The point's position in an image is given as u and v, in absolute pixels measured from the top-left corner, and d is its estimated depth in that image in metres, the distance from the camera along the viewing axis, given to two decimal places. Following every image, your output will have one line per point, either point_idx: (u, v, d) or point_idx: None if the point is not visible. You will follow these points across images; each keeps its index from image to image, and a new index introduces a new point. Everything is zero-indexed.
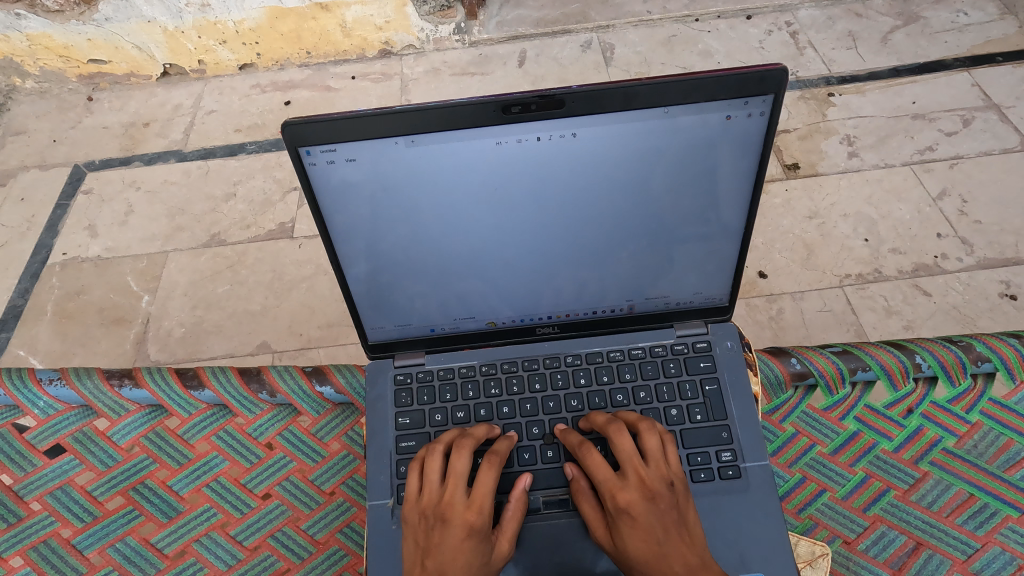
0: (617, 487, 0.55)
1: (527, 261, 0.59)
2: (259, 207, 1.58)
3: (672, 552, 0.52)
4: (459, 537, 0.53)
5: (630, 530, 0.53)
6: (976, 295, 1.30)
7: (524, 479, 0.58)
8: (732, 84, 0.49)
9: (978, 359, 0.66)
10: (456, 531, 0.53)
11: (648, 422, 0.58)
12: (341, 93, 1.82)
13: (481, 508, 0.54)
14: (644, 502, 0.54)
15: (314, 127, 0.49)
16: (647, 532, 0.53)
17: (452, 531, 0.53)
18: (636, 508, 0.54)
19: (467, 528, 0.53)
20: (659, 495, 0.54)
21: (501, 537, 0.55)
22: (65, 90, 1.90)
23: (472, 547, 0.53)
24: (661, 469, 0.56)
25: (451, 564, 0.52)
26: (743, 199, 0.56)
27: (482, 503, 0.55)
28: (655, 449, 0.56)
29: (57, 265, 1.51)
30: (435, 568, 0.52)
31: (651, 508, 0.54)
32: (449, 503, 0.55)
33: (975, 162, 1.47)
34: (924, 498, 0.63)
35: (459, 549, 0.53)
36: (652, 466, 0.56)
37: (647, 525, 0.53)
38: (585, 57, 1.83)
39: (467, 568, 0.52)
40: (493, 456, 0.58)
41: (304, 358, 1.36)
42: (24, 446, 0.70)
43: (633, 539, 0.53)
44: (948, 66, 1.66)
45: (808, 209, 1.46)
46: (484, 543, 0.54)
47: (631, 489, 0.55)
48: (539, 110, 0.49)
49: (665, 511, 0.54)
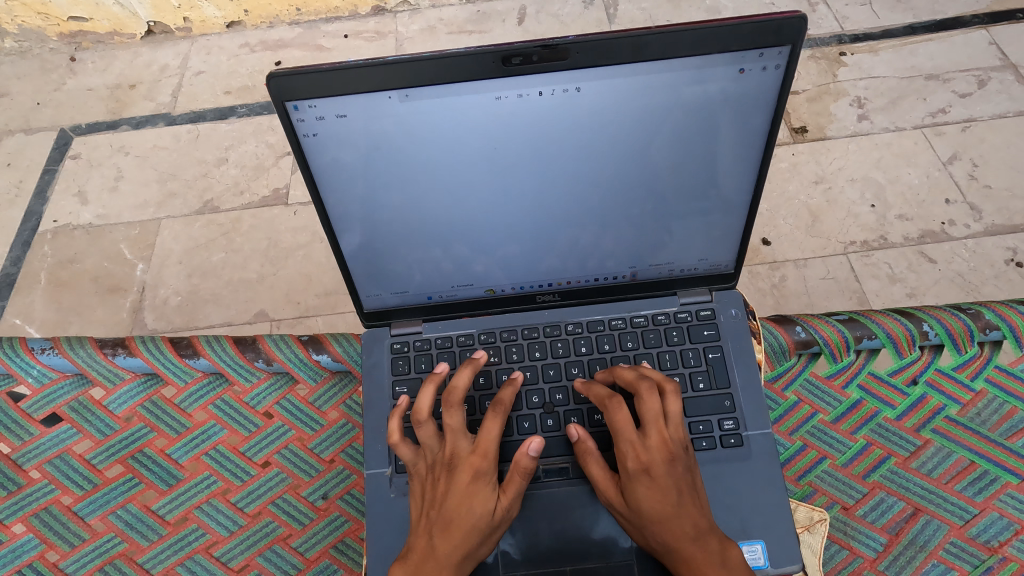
0: (637, 448, 0.53)
1: (527, 226, 0.57)
2: (252, 172, 1.55)
3: (685, 513, 0.51)
4: (465, 483, 0.53)
5: (647, 489, 0.52)
6: (982, 263, 1.28)
7: (531, 443, 0.54)
8: (748, 34, 0.46)
9: (986, 327, 0.65)
10: (462, 477, 0.53)
11: (673, 384, 0.56)
12: (333, 52, 1.75)
13: (487, 454, 0.54)
14: (664, 463, 0.53)
15: (301, 79, 0.46)
16: (664, 493, 0.51)
17: (460, 477, 0.54)
18: (656, 469, 0.52)
19: (474, 473, 0.54)
20: (678, 456, 0.53)
21: (504, 493, 0.54)
22: (46, 50, 1.82)
23: (480, 491, 0.53)
24: (679, 432, 0.54)
25: (456, 511, 0.52)
26: (752, 164, 0.54)
27: (488, 448, 0.55)
28: (674, 412, 0.55)
29: (48, 232, 1.48)
30: (440, 518, 0.52)
31: (670, 469, 0.52)
32: (454, 454, 0.55)
33: (989, 125, 1.42)
34: (924, 465, 0.63)
35: (466, 494, 0.53)
36: (673, 426, 0.54)
37: (664, 486, 0.52)
38: (587, 15, 1.75)
39: (470, 516, 0.52)
40: (498, 405, 0.57)
41: (302, 327, 1.35)
42: (20, 414, 0.69)
43: (648, 499, 0.51)
44: (966, 23, 1.59)
45: (815, 173, 1.43)
46: (489, 491, 0.53)
47: (652, 449, 0.53)
48: (541, 62, 0.46)
49: (681, 473, 0.53)
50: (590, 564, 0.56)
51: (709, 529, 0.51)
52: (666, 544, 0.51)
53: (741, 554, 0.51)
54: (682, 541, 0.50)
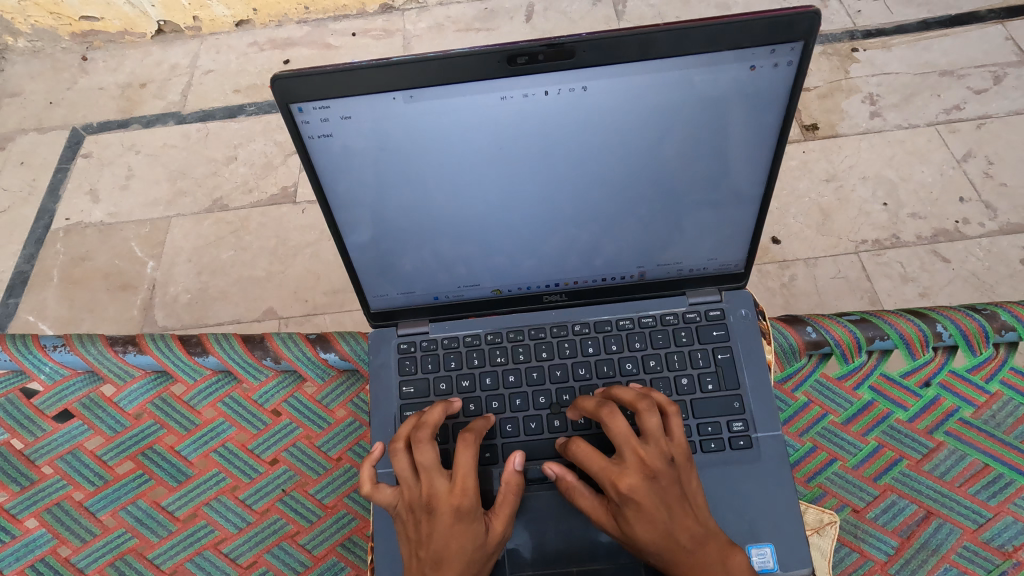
0: (616, 472, 0.51)
1: (533, 224, 0.56)
2: (261, 170, 1.55)
3: (677, 527, 0.50)
4: (448, 522, 0.51)
5: (635, 512, 0.50)
6: (997, 262, 1.26)
7: (515, 457, 0.55)
8: (759, 30, 0.45)
9: (1002, 328, 0.64)
10: (443, 518, 0.51)
11: (645, 401, 0.53)
12: (341, 51, 1.75)
13: (466, 490, 0.52)
14: (645, 483, 0.50)
15: (306, 81, 0.46)
16: (651, 514, 0.50)
17: (441, 518, 0.51)
18: (639, 492, 0.50)
19: (454, 511, 0.51)
20: (660, 473, 0.51)
21: (495, 516, 0.54)
22: (58, 50, 1.84)
23: (463, 529, 0.51)
24: (659, 446, 0.52)
25: (445, 550, 0.50)
26: (763, 162, 0.53)
27: (466, 483, 0.52)
28: (652, 428, 0.52)
29: (60, 230, 1.50)
30: (430, 558, 0.51)
31: (653, 488, 0.50)
32: (431, 495, 0.52)
33: (1005, 122, 1.40)
34: (937, 468, 0.62)
35: (450, 534, 0.51)
36: (651, 444, 0.52)
37: (650, 507, 0.50)
38: (596, 12, 1.74)
39: (461, 552, 0.51)
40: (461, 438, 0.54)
41: (310, 325, 1.36)
42: (32, 411, 0.70)
43: (637, 523, 0.50)
44: (982, 18, 1.56)
45: (826, 171, 1.41)
46: (477, 523, 0.52)
47: (632, 473, 0.51)
48: (547, 61, 0.46)
49: (666, 489, 0.51)
50: (597, 565, 0.56)
51: (704, 536, 0.50)
52: (665, 560, 0.50)
53: (743, 556, 0.50)
54: (678, 554, 0.49)
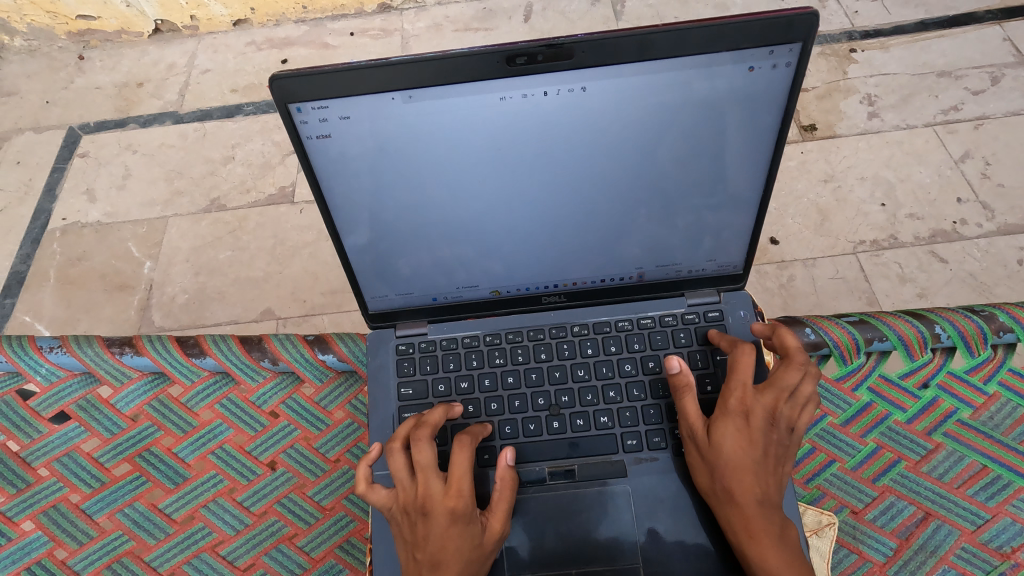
0: (748, 394, 0.55)
1: (532, 227, 0.57)
2: (259, 170, 1.55)
3: (760, 476, 0.52)
4: (444, 524, 0.51)
5: (738, 431, 0.53)
6: (994, 263, 1.27)
7: (508, 454, 0.56)
8: (757, 31, 0.45)
9: (1000, 330, 0.64)
10: (439, 520, 0.51)
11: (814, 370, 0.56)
12: (339, 50, 1.74)
13: (461, 492, 0.52)
14: (765, 421, 0.54)
15: (305, 81, 0.46)
16: (749, 446, 0.53)
17: (436, 521, 0.51)
18: (754, 420, 0.54)
19: (449, 513, 0.51)
20: (780, 426, 0.54)
21: (492, 515, 0.54)
22: (55, 49, 1.83)
23: (460, 531, 0.51)
24: (794, 410, 0.55)
25: (441, 552, 0.51)
26: (761, 164, 0.53)
27: (461, 485, 0.52)
28: (803, 393, 0.55)
29: (56, 230, 1.49)
30: (427, 560, 0.51)
31: (767, 430, 0.54)
32: (427, 496, 0.52)
33: (1002, 122, 1.40)
34: (935, 469, 0.62)
35: (446, 536, 0.51)
36: (792, 403, 0.55)
37: (753, 440, 0.53)
38: (594, 11, 1.74)
39: (457, 554, 0.51)
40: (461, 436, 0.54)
41: (308, 325, 1.36)
42: (29, 413, 0.70)
43: (732, 444, 0.53)
44: (979, 19, 1.57)
45: (824, 172, 1.41)
46: (473, 524, 0.52)
47: (759, 405, 0.54)
48: (545, 62, 0.46)
49: (774, 441, 0.54)
50: (595, 567, 0.56)
51: (774, 506, 0.52)
52: (729, 491, 0.52)
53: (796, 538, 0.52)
54: (745, 497, 0.52)
